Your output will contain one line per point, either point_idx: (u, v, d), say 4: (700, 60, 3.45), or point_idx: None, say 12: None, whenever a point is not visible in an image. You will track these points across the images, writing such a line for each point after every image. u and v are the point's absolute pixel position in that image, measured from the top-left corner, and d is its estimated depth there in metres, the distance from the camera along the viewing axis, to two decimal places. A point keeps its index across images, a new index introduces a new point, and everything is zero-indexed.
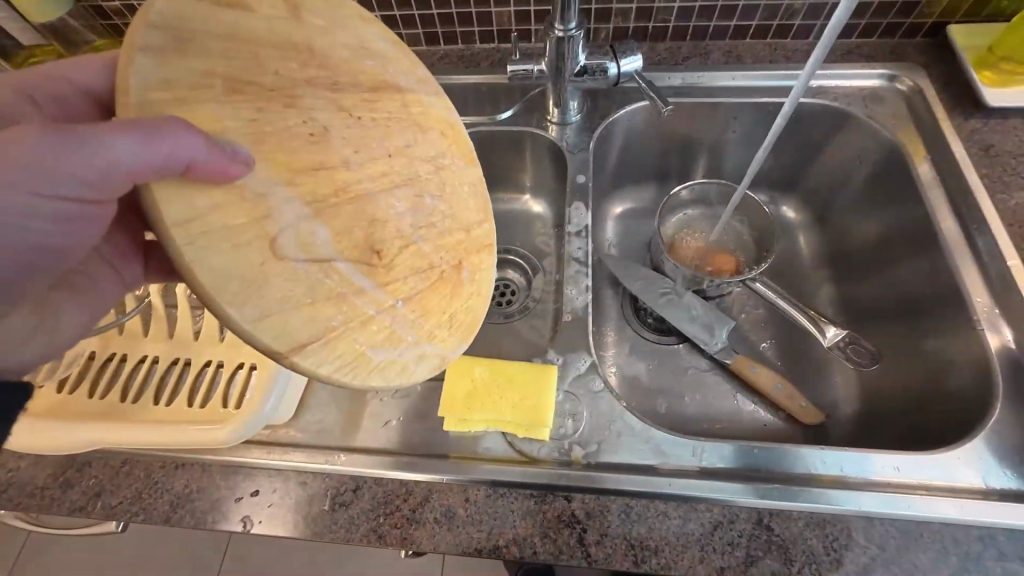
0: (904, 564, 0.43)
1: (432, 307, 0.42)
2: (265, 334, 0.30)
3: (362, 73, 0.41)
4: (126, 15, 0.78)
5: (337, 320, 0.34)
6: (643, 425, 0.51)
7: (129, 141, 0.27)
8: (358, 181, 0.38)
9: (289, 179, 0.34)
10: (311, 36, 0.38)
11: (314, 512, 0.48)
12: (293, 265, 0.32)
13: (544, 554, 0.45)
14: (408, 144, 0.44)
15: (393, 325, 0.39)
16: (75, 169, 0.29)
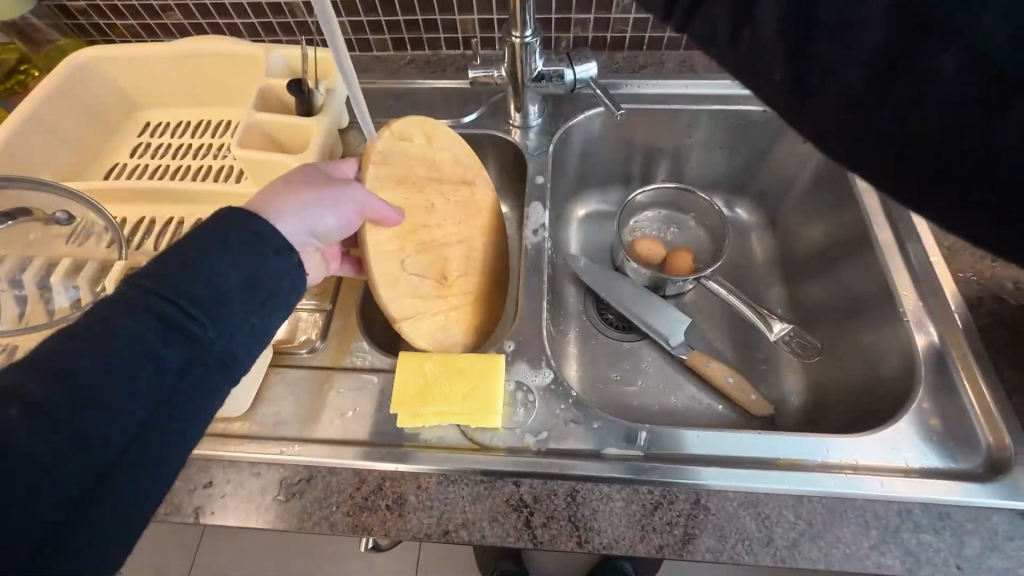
0: (829, 538, 0.45)
1: (465, 318, 0.59)
2: (395, 307, 0.52)
3: (453, 171, 0.60)
4: (91, 15, 0.78)
5: (423, 310, 0.55)
6: (592, 413, 0.53)
7: (359, 194, 0.47)
8: (437, 236, 0.57)
9: (421, 233, 0.56)
10: (435, 151, 0.58)
11: (267, 501, 0.49)
12: (410, 277, 0.53)
13: (493, 537, 0.46)
14: (463, 213, 0.60)
15: (445, 325, 0.56)
16: (325, 199, 0.44)
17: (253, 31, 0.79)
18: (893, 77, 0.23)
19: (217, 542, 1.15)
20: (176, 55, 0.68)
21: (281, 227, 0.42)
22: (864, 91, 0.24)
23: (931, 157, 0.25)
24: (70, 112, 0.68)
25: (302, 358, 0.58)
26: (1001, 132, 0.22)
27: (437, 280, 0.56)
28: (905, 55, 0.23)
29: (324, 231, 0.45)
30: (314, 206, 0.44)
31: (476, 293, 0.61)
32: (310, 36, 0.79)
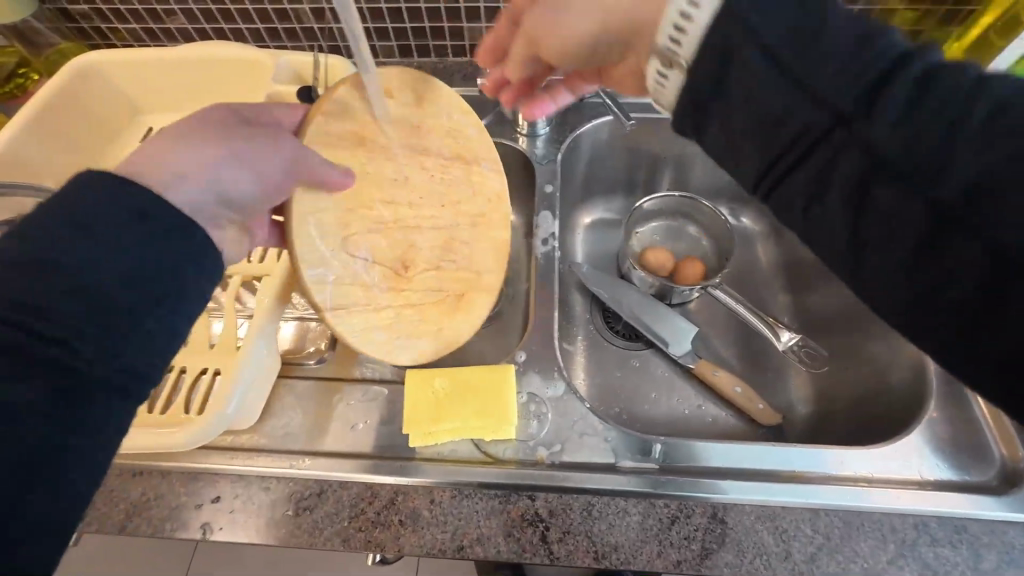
0: (846, 552, 0.45)
1: (428, 316, 0.52)
2: (321, 294, 0.45)
3: (447, 142, 0.49)
4: (93, 18, 0.77)
5: (363, 298, 0.49)
6: (606, 425, 0.52)
7: (284, 150, 0.39)
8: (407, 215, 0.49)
9: (379, 212, 0.47)
10: (425, 115, 0.46)
11: (277, 516, 0.48)
12: (353, 264, 0.47)
13: (508, 552, 0.46)
14: (456, 199, 0.51)
15: (394, 318, 0.51)
16: (241, 155, 0.38)
17: (258, 36, 0.79)
18: (932, 233, 0.29)
19: (216, 549, 1.14)
20: (182, 60, 0.67)
21: (174, 191, 0.36)
22: (904, 248, 0.30)
23: (951, 302, 0.30)
24: (72, 117, 0.67)
25: (310, 369, 0.57)
26: (985, 291, 0.29)
27: (394, 272, 0.50)
28: (936, 227, 0.29)
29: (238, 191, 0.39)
30: (222, 162, 0.38)
31: (450, 296, 0.53)
32: (316, 42, 0.78)
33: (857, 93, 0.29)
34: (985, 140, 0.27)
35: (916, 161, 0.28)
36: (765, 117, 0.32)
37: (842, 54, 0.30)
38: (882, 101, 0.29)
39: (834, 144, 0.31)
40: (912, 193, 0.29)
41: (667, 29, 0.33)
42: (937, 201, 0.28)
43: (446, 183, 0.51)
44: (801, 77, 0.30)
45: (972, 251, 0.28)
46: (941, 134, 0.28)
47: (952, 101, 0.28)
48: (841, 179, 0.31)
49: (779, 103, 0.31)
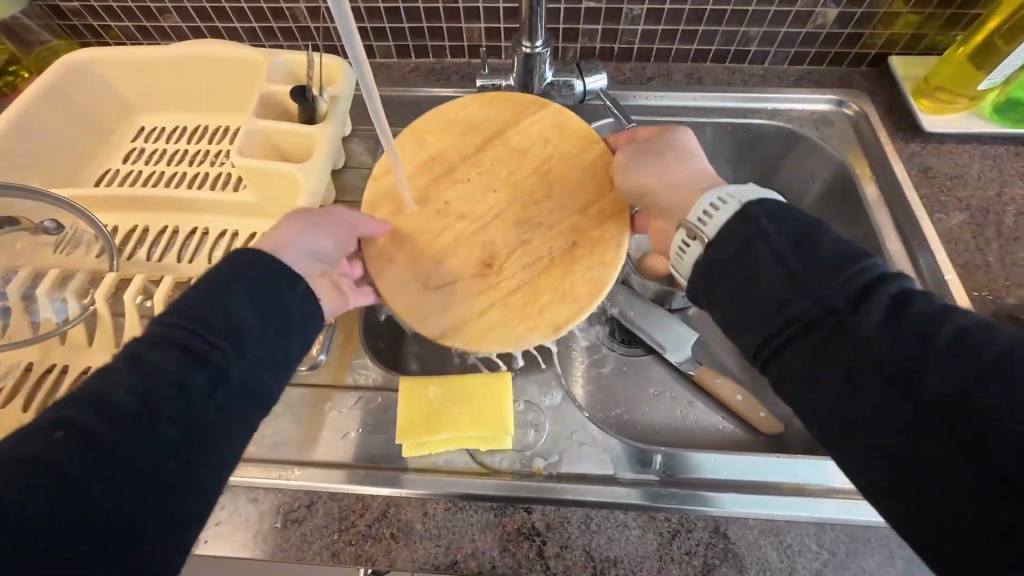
0: (853, 567, 0.44)
1: (546, 286, 0.48)
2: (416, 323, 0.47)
3: (468, 139, 0.55)
4: (84, 16, 0.76)
5: (468, 309, 0.48)
6: (605, 434, 0.51)
7: (345, 212, 0.47)
8: (477, 224, 0.51)
9: (438, 232, 0.50)
10: (442, 133, 0.55)
11: (265, 529, 0.46)
12: (436, 285, 0.48)
13: (503, 567, 0.44)
14: (512, 171, 0.53)
15: (503, 315, 0.47)
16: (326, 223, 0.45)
17: (253, 36, 0.77)
18: (894, 382, 0.32)
19: None
20: (174, 61, 0.66)
21: (286, 259, 0.43)
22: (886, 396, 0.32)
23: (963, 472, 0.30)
24: (61, 117, 0.65)
25: (302, 375, 0.55)
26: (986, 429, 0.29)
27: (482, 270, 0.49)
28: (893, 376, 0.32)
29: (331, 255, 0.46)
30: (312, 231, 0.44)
31: (562, 253, 0.49)
32: (312, 41, 0.77)
33: (846, 296, 0.35)
34: (900, 321, 0.33)
35: (900, 363, 0.32)
36: (773, 308, 0.37)
37: (828, 267, 0.36)
38: (868, 305, 0.34)
39: (832, 337, 0.35)
40: (863, 362, 0.33)
41: (698, 211, 0.41)
42: (888, 367, 0.33)
43: (491, 154, 0.54)
44: (795, 275, 0.36)
45: (933, 388, 0.31)
46: (914, 344, 0.32)
47: (917, 319, 0.33)
48: (835, 365, 0.34)
49: (778, 287, 0.37)
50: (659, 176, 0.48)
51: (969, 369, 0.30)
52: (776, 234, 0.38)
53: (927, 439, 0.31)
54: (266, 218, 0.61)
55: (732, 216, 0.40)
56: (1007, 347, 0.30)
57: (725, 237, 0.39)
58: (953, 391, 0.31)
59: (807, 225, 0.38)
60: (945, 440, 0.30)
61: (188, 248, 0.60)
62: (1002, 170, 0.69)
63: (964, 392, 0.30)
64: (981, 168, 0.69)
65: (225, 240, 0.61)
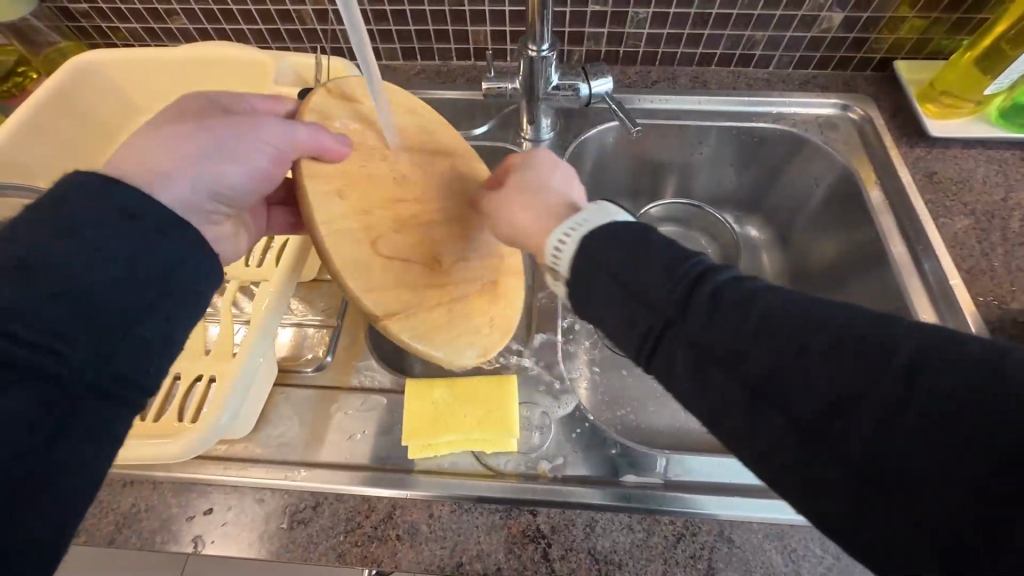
0: (857, 572, 0.44)
1: (479, 309, 0.47)
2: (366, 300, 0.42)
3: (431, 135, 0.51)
4: (93, 18, 0.77)
5: (415, 300, 0.44)
6: (611, 437, 0.51)
7: (271, 126, 0.40)
8: (424, 212, 0.47)
9: (387, 204, 0.45)
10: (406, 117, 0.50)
11: (272, 529, 0.46)
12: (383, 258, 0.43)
13: (508, 570, 0.44)
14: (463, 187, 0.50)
15: (441, 321, 0.45)
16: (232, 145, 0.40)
17: (260, 38, 0.78)
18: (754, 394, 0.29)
19: None
20: (182, 62, 0.66)
21: (170, 186, 0.37)
22: (743, 407, 0.30)
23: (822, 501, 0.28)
24: (70, 117, 0.66)
25: (308, 377, 0.55)
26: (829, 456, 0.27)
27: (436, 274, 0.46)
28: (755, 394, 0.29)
29: (225, 186, 0.40)
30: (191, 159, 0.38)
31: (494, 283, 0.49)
32: (319, 44, 0.78)
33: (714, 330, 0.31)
34: (764, 335, 0.30)
35: (802, 401, 0.28)
36: (671, 364, 0.33)
37: (678, 293, 0.33)
38: (730, 333, 0.30)
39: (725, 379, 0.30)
40: (725, 372, 0.30)
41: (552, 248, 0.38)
42: (747, 382, 0.29)
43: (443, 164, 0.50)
44: (672, 316, 0.33)
45: (797, 405, 0.28)
46: (796, 363, 0.28)
47: (798, 336, 0.29)
48: (754, 430, 0.30)
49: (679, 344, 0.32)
50: (531, 210, 0.43)
51: (860, 377, 0.27)
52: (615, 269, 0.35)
53: (830, 480, 0.27)
54: None
55: (579, 247, 0.37)
56: (887, 354, 0.27)
57: (579, 274, 0.37)
58: (834, 425, 0.27)
59: (670, 253, 0.35)
60: (860, 473, 0.26)
61: None
62: (1007, 175, 0.69)
63: (820, 411, 0.27)
64: (986, 173, 0.69)
65: None
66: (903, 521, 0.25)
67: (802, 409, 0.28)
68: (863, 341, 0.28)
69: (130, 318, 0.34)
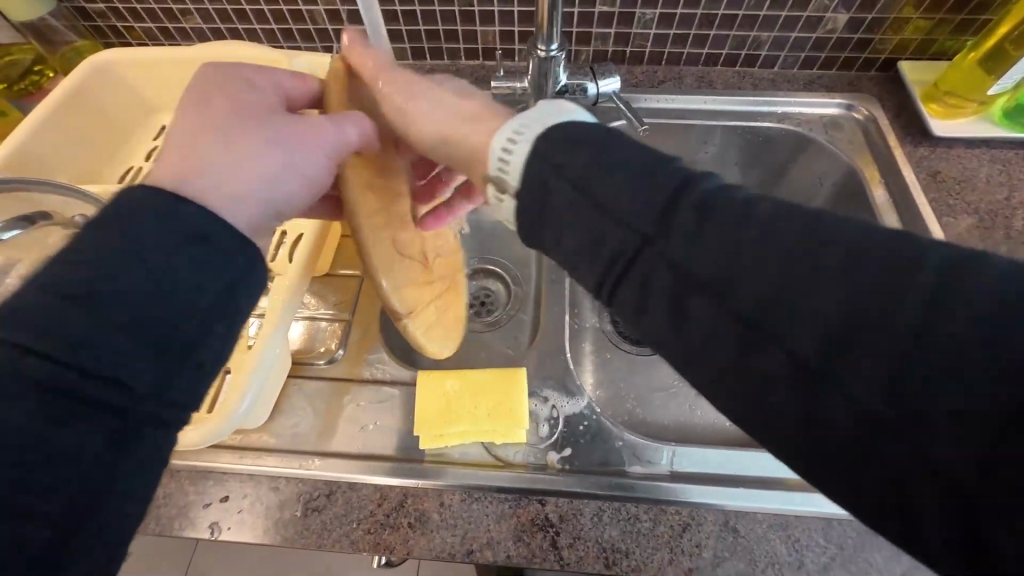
0: (860, 562, 0.45)
1: (452, 302, 0.57)
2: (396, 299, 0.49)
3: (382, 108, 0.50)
4: (109, 17, 0.78)
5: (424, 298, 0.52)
6: (618, 429, 0.52)
7: (327, 133, 0.41)
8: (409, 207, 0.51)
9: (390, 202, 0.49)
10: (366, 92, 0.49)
11: (286, 517, 0.48)
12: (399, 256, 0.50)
13: (517, 557, 0.45)
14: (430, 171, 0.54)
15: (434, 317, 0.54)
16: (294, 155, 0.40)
17: (271, 37, 0.79)
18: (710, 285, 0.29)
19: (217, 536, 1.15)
20: (195, 61, 0.67)
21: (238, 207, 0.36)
22: (700, 297, 0.29)
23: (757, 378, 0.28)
24: (86, 115, 0.67)
25: (320, 369, 0.57)
26: (792, 346, 0.27)
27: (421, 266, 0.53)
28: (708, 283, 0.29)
29: (288, 204, 0.40)
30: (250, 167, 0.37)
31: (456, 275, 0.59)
32: (330, 43, 0.79)
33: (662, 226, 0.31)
34: (738, 238, 0.29)
35: (755, 300, 0.28)
36: (607, 259, 0.33)
37: (632, 191, 0.32)
38: (687, 231, 0.30)
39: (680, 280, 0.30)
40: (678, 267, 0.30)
41: (496, 156, 0.38)
42: (703, 278, 0.29)
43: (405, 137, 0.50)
44: (625, 218, 0.32)
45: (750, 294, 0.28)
46: (769, 266, 0.28)
47: (774, 236, 0.28)
48: (700, 325, 0.29)
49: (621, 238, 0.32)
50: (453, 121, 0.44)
51: (815, 281, 0.26)
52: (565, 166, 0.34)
53: (776, 368, 0.27)
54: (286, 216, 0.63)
55: (529, 147, 0.36)
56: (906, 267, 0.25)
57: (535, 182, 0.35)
58: (798, 320, 0.27)
59: (640, 158, 0.33)
60: (813, 356, 0.26)
61: None
62: (1010, 175, 0.69)
63: (786, 306, 0.27)
64: (989, 172, 0.70)
65: None
66: (842, 407, 0.26)
67: (757, 296, 0.28)
68: (872, 254, 0.26)
69: (188, 344, 0.33)
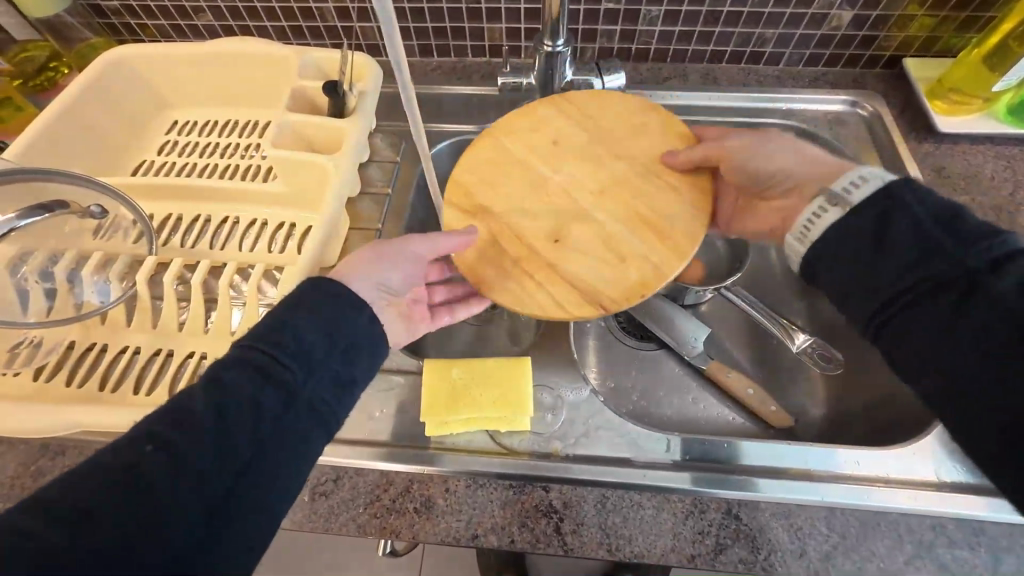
0: (862, 551, 0.45)
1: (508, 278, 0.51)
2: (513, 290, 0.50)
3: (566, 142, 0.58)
4: (123, 14, 0.79)
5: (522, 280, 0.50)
6: (620, 419, 0.52)
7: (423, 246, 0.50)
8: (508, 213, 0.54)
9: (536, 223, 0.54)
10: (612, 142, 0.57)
11: (294, 501, 0.48)
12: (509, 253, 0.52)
13: (522, 542, 0.46)
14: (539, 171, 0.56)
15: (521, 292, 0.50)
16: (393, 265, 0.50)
17: (282, 34, 0.80)
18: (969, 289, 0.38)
19: None
20: (208, 56, 0.68)
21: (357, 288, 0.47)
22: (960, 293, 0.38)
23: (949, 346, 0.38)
24: (101, 109, 0.69)
25: None
26: (986, 340, 0.36)
27: (549, 244, 0.52)
28: (973, 283, 0.38)
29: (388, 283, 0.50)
30: (374, 266, 0.49)
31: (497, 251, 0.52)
32: (339, 40, 0.80)
33: (963, 268, 0.38)
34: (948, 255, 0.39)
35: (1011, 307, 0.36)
36: (911, 251, 0.40)
37: (933, 240, 0.40)
38: (974, 275, 0.38)
39: (942, 295, 0.38)
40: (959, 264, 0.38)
41: (846, 182, 0.45)
42: (971, 276, 0.38)
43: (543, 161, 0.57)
44: (955, 251, 0.39)
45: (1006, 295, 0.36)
46: (982, 283, 0.37)
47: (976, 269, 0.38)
48: (970, 320, 0.37)
49: (884, 278, 0.41)
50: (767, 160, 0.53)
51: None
52: (918, 207, 0.41)
53: (971, 343, 0.37)
54: (293, 208, 0.64)
55: (884, 186, 0.43)
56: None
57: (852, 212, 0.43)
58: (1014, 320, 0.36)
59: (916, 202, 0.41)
60: (991, 355, 0.36)
61: (222, 234, 0.64)
62: (1015, 171, 0.70)
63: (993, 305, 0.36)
64: (994, 168, 0.70)
65: (256, 229, 0.64)
66: (988, 380, 0.36)
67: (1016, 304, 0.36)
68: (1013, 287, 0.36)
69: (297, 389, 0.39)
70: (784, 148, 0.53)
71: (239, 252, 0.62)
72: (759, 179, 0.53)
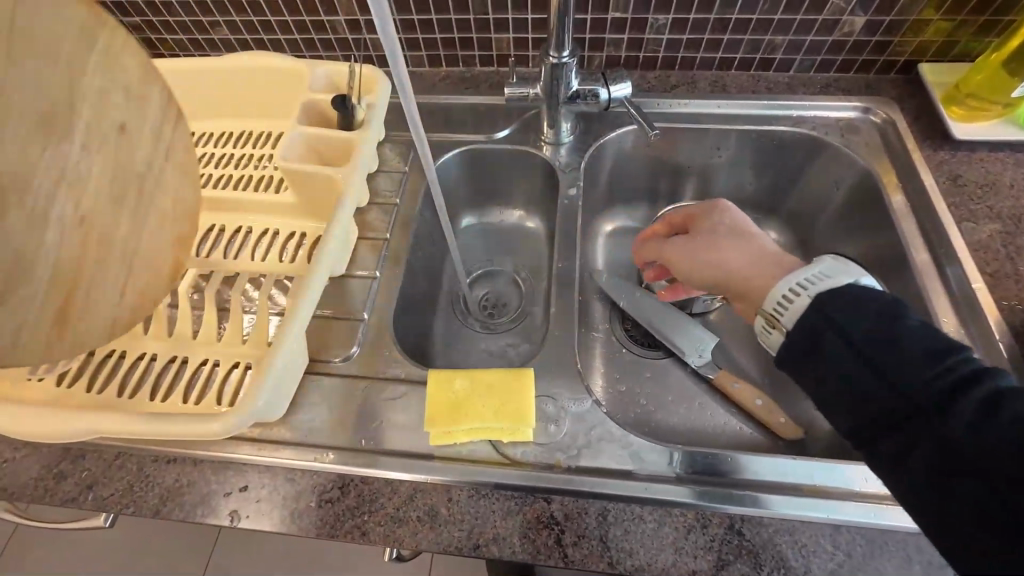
0: (868, 570, 0.44)
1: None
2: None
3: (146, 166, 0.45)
4: (145, 30, 0.82)
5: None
6: (623, 431, 0.52)
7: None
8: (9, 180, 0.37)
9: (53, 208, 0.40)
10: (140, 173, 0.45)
11: (302, 507, 0.50)
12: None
13: (523, 554, 0.46)
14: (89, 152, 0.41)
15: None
16: None
17: (296, 47, 0.82)
18: None
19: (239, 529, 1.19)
20: (222, 70, 0.69)
21: None
22: None
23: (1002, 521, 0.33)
24: None
25: (335, 366, 0.59)
26: None
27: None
28: None
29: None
30: None
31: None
32: (351, 52, 0.82)
33: (939, 390, 0.36)
34: None
35: None
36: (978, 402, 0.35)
37: (917, 359, 0.38)
38: (959, 400, 0.35)
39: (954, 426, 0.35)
40: None
41: (775, 299, 0.45)
42: None
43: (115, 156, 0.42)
44: None
45: None
46: None
47: None
48: None
49: (877, 390, 0.38)
50: (722, 262, 0.51)
51: None
52: (852, 326, 0.40)
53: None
54: (306, 218, 0.66)
55: (812, 303, 0.42)
56: None
57: (809, 327, 0.42)
58: None
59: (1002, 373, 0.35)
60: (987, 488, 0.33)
61: (235, 244, 0.65)
62: None
63: None
64: (1014, 176, 0.68)
65: (268, 238, 0.66)
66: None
67: None
68: None
69: None
70: (705, 257, 0.52)
71: (252, 261, 0.64)
72: (717, 285, 0.51)
